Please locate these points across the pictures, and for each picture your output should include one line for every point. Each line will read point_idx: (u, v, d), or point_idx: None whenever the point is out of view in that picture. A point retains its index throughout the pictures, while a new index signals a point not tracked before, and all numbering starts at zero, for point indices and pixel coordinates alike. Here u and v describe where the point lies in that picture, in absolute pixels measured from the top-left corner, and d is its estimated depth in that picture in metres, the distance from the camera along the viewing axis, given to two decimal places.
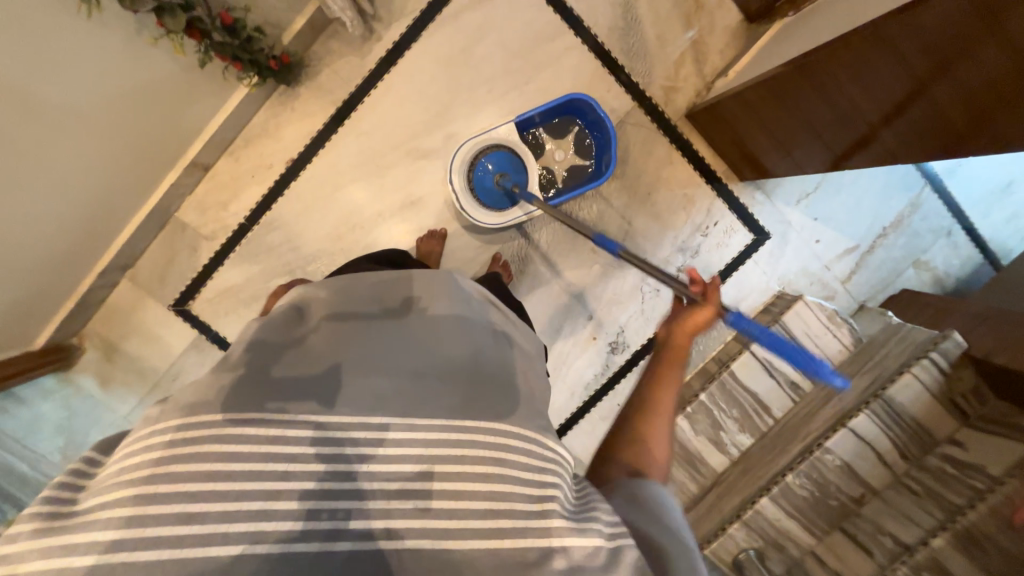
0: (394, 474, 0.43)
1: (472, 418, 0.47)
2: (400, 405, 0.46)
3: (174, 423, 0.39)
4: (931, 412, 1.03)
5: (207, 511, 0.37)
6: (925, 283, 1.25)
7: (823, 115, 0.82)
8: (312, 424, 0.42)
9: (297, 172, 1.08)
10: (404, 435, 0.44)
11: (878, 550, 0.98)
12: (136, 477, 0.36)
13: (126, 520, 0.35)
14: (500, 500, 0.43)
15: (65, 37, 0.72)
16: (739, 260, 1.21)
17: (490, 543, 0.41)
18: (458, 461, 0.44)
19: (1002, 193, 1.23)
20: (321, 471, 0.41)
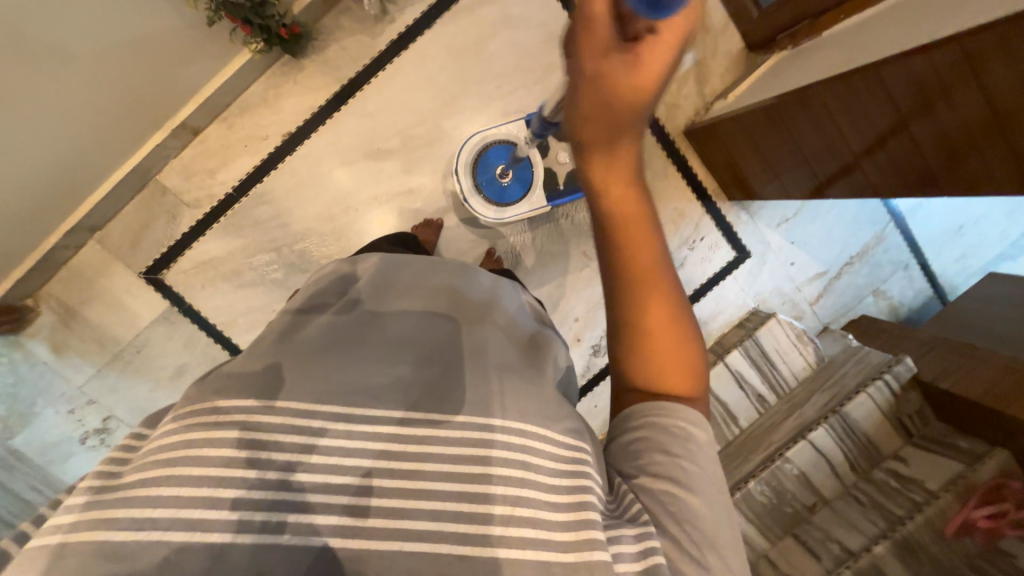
0: (344, 486, 0.37)
1: (463, 415, 0.41)
2: (365, 390, 0.41)
3: (209, 402, 0.38)
4: (881, 430, 1.12)
5: (241, 495, 0.35)
6: (882, 311, 1.35)
7: (814, 143, 0.87)
8: (240, 423, 0.37)
9: (293, 147, 1.04)
10: (339, 442, 0.38)
11: (825, 555, 1.04)
12: (169, 455, 0.35)
13: (160, 499, 0.34)
14: (492, 502, 0.38)
15: None
16: (721, 275, 1.27)
17: (506, 552, 0.37)
18: (433, 455, 0.39)
19: (955, 235, 1.35)
20: (274, 471, 0.36)
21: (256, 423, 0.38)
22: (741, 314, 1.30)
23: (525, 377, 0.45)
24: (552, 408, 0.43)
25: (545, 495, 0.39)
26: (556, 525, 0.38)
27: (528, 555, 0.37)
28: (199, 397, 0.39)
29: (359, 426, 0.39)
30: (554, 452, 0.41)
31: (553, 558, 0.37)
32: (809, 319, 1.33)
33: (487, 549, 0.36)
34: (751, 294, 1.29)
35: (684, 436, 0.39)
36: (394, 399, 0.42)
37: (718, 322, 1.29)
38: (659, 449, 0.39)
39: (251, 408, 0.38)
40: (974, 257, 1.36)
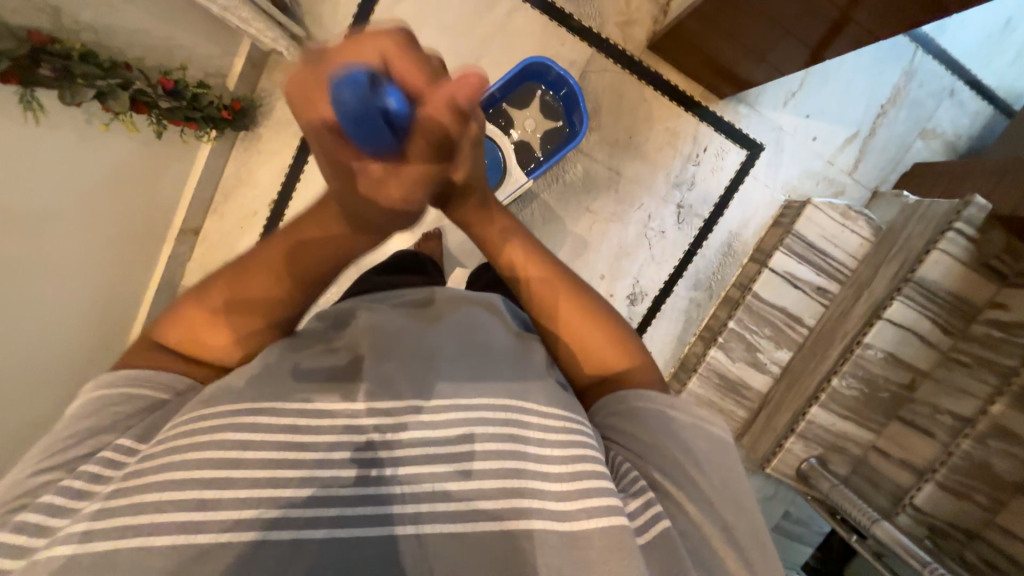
0: (369, 484, 0.40)
1: (482, 396, 0.46)
2: (399, 377, 0.46)
3: (227, 409, 0.40)
4: (966, 281, 1.00)
5: (227, 497, 0.37)
6: (936, 151, 1.18)
7: (791, 9, 0.77)
8: (339, 429, 0.42)
9: (281, 212, 1.07)
10: (427, 434, 0.43)
11: (938, 429, 0.99)
12: (193, 451, 0.37)
13: (185, 502, 0.36)
14: (498, 477, 0.42)
15: (41, 151, 0.64)
16: (738, 178, 1.17)
17: (501, 525, 0.40)
18: (448, 442, 0.43)
19: (1003, 33, 1.14)
20: (302, 488, 0.39)
21: (267, 431, 0.40)
22: (774, 211, 1.20)
23: (524, 369, 0.51)
24: (541, 389, 0.49)
25: (546, 466, 0.43)
26: (552, 495, 0.42)
27: (527, 525, 0.40)
28: (229, 403, 0.41)
29: (414, 425, 0.43)
30: (549, 430, 0.45)
31: (550, 527, 0.41)
32: (853, 190, 1.20)
33: (478, 524, 0.40)
34: (778, 186, 1.19)
35: (657, 410, 0.49)
36: (414, 385, 0.45)
37: (751, 229, 1.20)
38: (638, 424, 0.48)
39: (279, 428, 0.40)
40: None
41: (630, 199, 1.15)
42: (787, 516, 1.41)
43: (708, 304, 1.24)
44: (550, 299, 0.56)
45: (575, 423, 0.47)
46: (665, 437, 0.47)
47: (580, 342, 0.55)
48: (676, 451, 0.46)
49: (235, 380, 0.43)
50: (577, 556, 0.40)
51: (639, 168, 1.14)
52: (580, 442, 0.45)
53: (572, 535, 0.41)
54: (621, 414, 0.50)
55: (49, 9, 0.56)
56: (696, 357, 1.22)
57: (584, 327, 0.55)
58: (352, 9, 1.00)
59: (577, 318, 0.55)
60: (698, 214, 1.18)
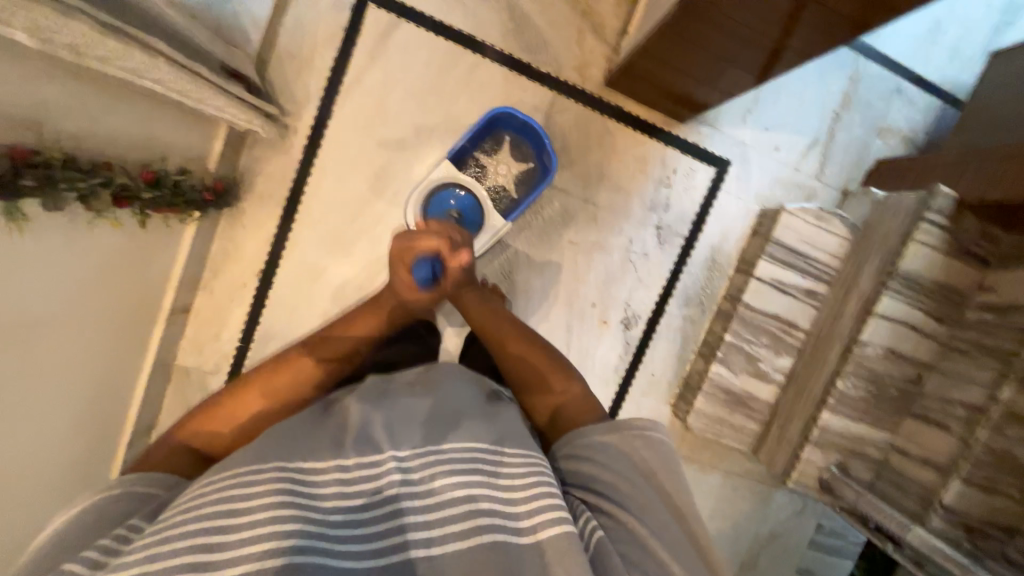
0: (359, 519, 0.48)
1: (451, 441, 0.55)
2: (376, 429, 0.54)
3: (234, 471, 0.47)
4: (950, 269, 1.01)
5: (218, 557, 0.41)
6: (896, 148, 1.23)
7: (731, 43, 0.82)
8: (331, 481, 0.49)
9: (270, 281, 1.09)
10: (403, 475, 0.51)
11: (952, 421, 0.98)
12: (208, 504, 0.44)
13: (195, 546, 0.41)
14: (464, 506, 0.50)
15: (31, 259, 0.65)
16: (711, 194, 1.20)
17: (468, 543, 0.47)
18: (422, 479, 0.51)
19: (936, 34, 1.21)
20: (292, 534, 0.43)
21: (275, 481, 0.46)
22: (751, 221, 1.23)
23: (486, 414, 0.60)
24: (504, 433, 0.58)
25: (503, 494, 0.52)
26: (509, 514, 0.50)
27: (495, 543, 0.48)
28: (235, 468, 0.48)
29: (394, 468, 0.51)
30: (508, 464, 0.54)
31: (505, 539, 0.48)
32: (823, 192, 1.23)
33: (444, 544, 0.47)
34: (751, 197, 1.22)
35: (595, 442, 0.61)
36: (391, 433, 0.54)
37: (732, 241, 1.23)
38: (581, 460, 0.61)
39: (284, 479, 0.47)
40: (969, 45, 1.22)
41: (610, 227, 1.18)
42: (819, 529, 1.35)
43: (702, 319, 1.24)
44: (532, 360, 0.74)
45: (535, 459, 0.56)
46: (614, 473, 0.59)
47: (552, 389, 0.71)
48: (624, 484, 0.58)
49: (242, 454, 0.49)
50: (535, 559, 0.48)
51: (614, 196, 1.17)
52: (539, 473, 0.54)
53: (531, 547, 0.49)
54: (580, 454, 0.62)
55: (31, 128, 0.59)
56: (698, 374, 1.21)
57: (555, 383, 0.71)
58: (322, 83, 1.06)
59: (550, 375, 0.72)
60: (677, 233, 1.21)
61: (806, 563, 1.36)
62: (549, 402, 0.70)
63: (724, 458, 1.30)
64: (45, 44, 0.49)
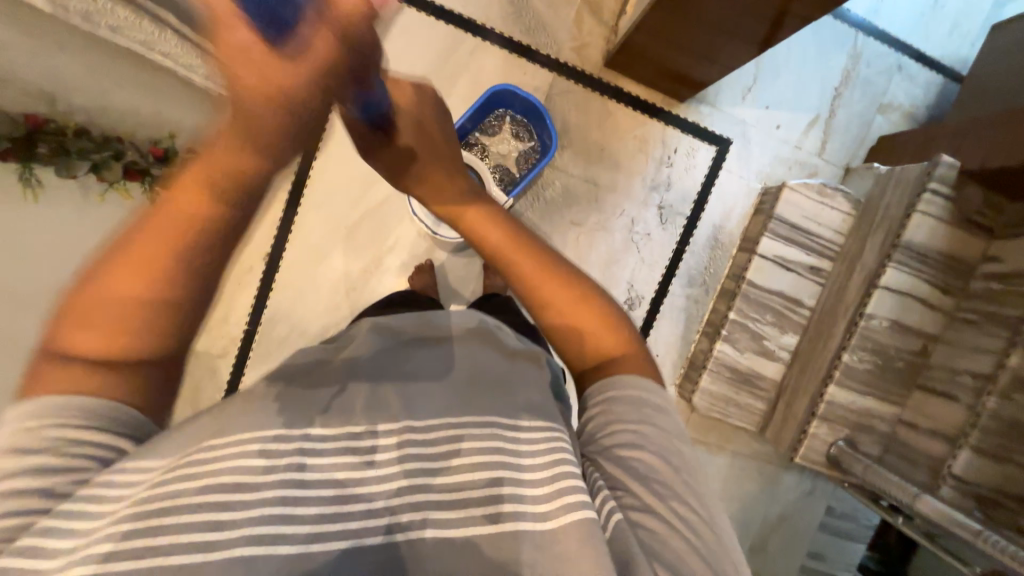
0: (365, 494, 0.43)
1: (475, 413, 0.52)
2: (393, 400, 0.53)
3: (244, 435, 0.42)
4: (955, 240, 1.01)
5: (237, 518, 0.38)
6: (897, 123, 1.23)
7: (729, 12, 0.83)
8: (348, 454, 0.46)
9: (276, 263, 1.10)
10: (423, 449, 0.47)
11: (961, 392, 0.97)
12: (216, 470, 0.39)
13: (206, 509, 0.37)
14: (483, 481, 0.45)
15: None
16: (713, 173, 1.21)
17: (493, 527, 0.43)
18: (447, 453, 0.47)
19: (935, 9, 1.21)
20: (314, 507, 0.41)
21: (279, 453, 0.42)
22: (753, 200, 1.23)
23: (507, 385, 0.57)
24: (529, 406, 0.54)
25: (526, 471, 0.46)
26: (531, 495, 0.45)
27: (516, 526, 0.43)
28: (245, 429, 0.43)
29: (417, 439, 0.48)
30: (536, 437, 0.50)
31: (537, 524, 0.43)
32: (825, 169, 1.23)
33: (465, 527, 0.43)
34: (752, 176, 1.22)
35: (637, 401, 0.52)
36: (407, 405, 0.52)
37: (734, 220, 1.23)
38: (622, 415, 0.52)
39: (289, 450, 0.43)
40: (969, 20, 1.22)
41: (611, 207, 1.19)
42: (830, 511, 1.34)
43: (705, 298, 1.24)
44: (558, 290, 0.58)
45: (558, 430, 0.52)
46: (658, 444, 0.50)
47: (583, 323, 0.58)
48: (666, 461, 0.49)
49: (246, 416, 0.44)
50: (558, 551, 0.41)
51: (615, 176, 1.18)
52: (561, 446, 0.49)
53: (551, 534, 0.42)
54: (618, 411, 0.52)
55: None
56: (703, 353, 1.21)
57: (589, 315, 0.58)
58: None
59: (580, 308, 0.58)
60: (679, 212, 1.21)
61: (818, 546, 1.35)
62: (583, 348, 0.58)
63: (731, 438, 1.29)
64: None
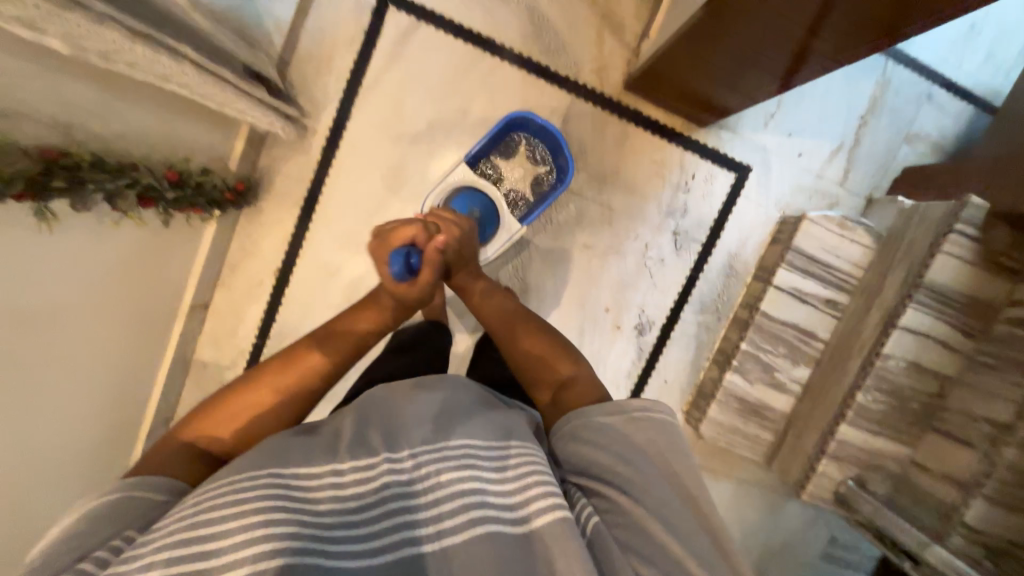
0: (346, 512, 0.46)
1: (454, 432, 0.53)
2: (371, 429, 0.53)
3: (239, 467, 0.47)
4: (977, 281, 0.98)
5: (221, 546, 0.40)
6: (924, 154, 1.19)
7: (755, 44, 0.80)
8: (330, 478, 0.47)
9: (287, 279, 1.10)
10: (401, 469, 0.49)
11: (977, 438, 0.95)
12: (206, 506, 0.43)
13: (195, 541, 0.40)
14: (458, 504, 0.47)
15: (52, 253, 0.66)
16: (731, 200, 1.18)
17: (476, 541, 0.45)
18: (425, 473, 0.49)
19: (969, 36, 1.17)
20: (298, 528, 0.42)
21: (260, 480, 0.45)
22: (771, 228, 1.20)
23: (493, 409, 0.58)
24: (509, 429, 0.56)
25: (503, 491, 0.49)
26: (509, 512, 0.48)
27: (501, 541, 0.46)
28: (242, 460, 0.47)
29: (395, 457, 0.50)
30: (511, 458, 0.52)
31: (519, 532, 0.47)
32: (847, 199, 1.20)
33: (443, 540, 0.45)
34: (771, 204, 1.19)
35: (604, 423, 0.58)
36: (385, 429, 0.53)
37: (750, 248, 1.20)
38: (591, 438, 0.58)
39: (273, 482, 0.45)
40: (1004, 48, 1.17)
41: (625, 231, 1.17)
42: (833, 541, 1.33)
43: (717, 326, 1.23)
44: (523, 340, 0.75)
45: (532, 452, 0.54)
46: (615, 450, 0.56)
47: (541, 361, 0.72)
48: (620, 462, 0.55)
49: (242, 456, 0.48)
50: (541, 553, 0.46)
51: (630, 200, 1.16)
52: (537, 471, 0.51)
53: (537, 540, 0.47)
54: (575, 430, 0.60)
55: (60, 127, 0.61)
56: (712, 382, 1.19)
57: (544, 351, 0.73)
58: (341, 83, 1.06)
59: (539, 347, 0.73)
60: (694, 239, 1.19)
61: None
62: (550, 388, 0.69)
63: (736, 466, 1.28)
64: (74, 48, 0.50)
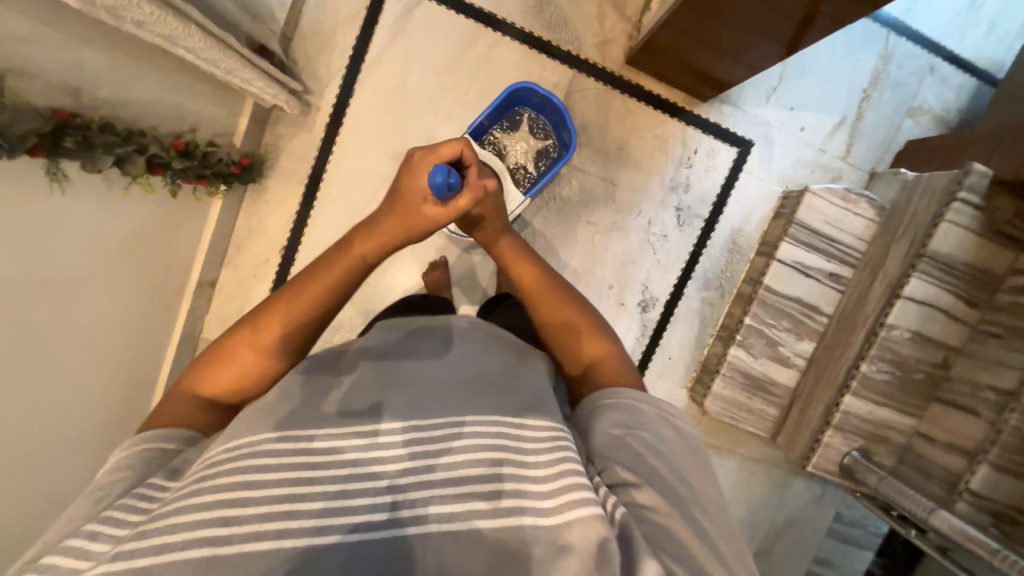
0: (368, 485, 0.43)
1: (488, 407, 0.50)
2: (402, 385, 0.52)
3: (260, 436, 0.44)
4: (982, 250, 0.98)
5: (241, 516, 0.38)
6: (927, 128, 1.19)
7: (759, 10, 0.80)
8: (355, 448, 0.45)
9: (292, 257, 1.11)
10: (430, 443, 0.46)
11: (982, 406, 0.95)
12: (223, 475, 0.41)
13: (215, 508, 0.39)
14: (487, 482, 0.44)
15: (63, 218, 0.67)
16: (733, 175, 1.19)
17: (503, 524, 0.42)
18: (456, 448, 0.46)
19: (971, 9, 1.16)
20: (319, 500, 0.40)
21: (281, 449, 0.43)
22: (774, 203, 1.20)
23: (529, 385, 0.56)
24: (542, 403, 0.53)
25: (533, 470, 0.46)
26: (541, 491, 0.44)
27: (513, 524, 0.42)
28: (264, 429, 0.45)
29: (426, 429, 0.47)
30: (547, 433, 0.49)
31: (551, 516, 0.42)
32: (850, 173, 1.20)
33: (467, 522, 0.42)
34: (774, 179, 1.20)
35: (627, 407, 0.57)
36: (414, 397, 0.50)
37: (753, 223, 1.21)
38: (615, 419, 0.55)
39: (294, 453, 0.43)
40: (1006, 20, 1.17)
41: (628, 207, 1.17)
42: (839, 518, 1.33)
43: (721, 303, 1.23)
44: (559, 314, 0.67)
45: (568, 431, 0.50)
46: (647, 440, 0.53)
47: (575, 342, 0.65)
48: (644, 448, 0.52)
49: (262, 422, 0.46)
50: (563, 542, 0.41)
51: (633, 176, 1.16)
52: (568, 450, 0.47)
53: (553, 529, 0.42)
54: (609, 406, 0.57)
55: (70, 90, 0.61)
56: (717, 358, 1.20)
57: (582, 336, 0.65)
58: (344, 61, 1.07)
59: (575, 329, 0.66)
60: (697, 215, 1.19)
61: (825, 553, 1.34)
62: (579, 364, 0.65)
63: (741, 443, 1.28)
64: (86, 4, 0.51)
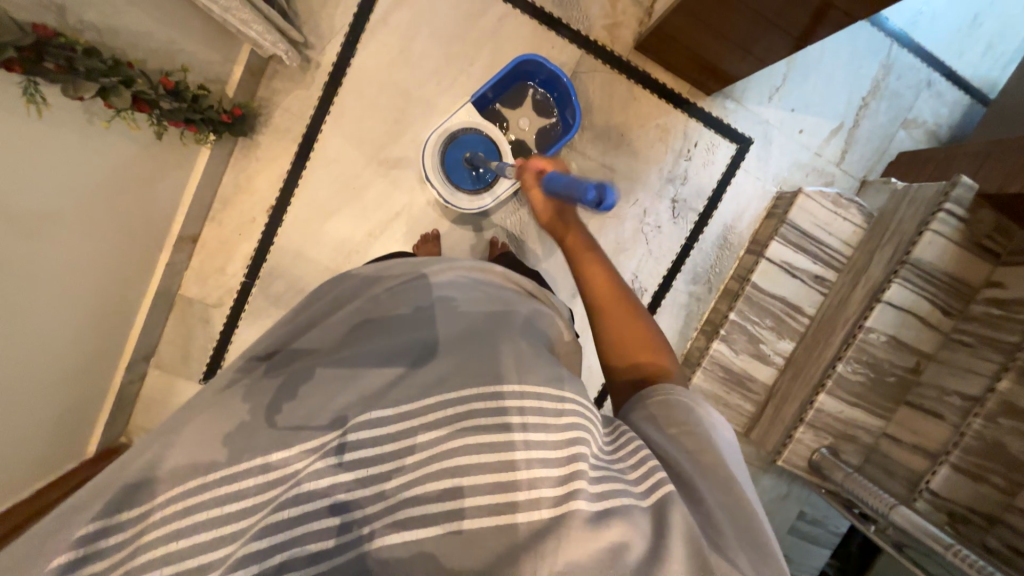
0: (338, 498, 0.44)
1: (473, 385, 0.47)
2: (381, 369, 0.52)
3: (218, 474, 0.44)
4: (962, 262, 1.01)
5: (219, 556, 0.42)
6: (919, 140, 1.22)
7: (771, 1, 0.80)
8: (322, 471, 0.44)
9: (280, 217, 1.08)
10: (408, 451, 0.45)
11: (947, 410, 0.98)
12: (193, 517, 0.43)
13: (194, 550, 0.42)
14: (474, 478, 0.42)
15: (42, 145, 0.64)
16: (730, 171, 1.20)
17: (500, 519, 0.41)
18: (436, 446, 0.44)
19: (973, 26, 1.19)
20: (289, 532, 0.42)
21: (241, 479, 0.44)
22: (767, 204, 1.22)
23: (526, 348, 0.52)
24: (537, 367, 0.49)
25: (530, 455, 0.43)
26: (548, 481, 0.42)
27: (514, 519, 0.41)
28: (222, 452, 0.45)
29: (389, 441, 0.46)
30: (542, 405, 0.45)
31: (557, 505, 0.41)
32: (842, 180, 1.23)
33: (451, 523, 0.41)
34: (769, 179, 1.21)
35: (668, 398, 0.51)
36: (374, 399, 0.48)
37: (746, 221, 1.22)
38: (652, 410, 0.51)
39: (257, 485, 0.44)
40: (1004, 41, 1.20)
41: (625, 195, 1.17)
42: (802, 515, 1.37)
43: (708, 297, 1.24)
44: (617, 312, 0.63)
45: (569, 400, 0.47)
46: (690, 432, 0.48)
47: (628, 340, 0.61)
48: (685, 441, 0.47)
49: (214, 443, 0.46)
50: (565, 534, 0.39)
51: (632, 164, 1.16)
52: (573, 424, 0.45)
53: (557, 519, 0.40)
54: (645, 412, 0.51)
55: (53, 7, 0.58)
56: (699, 351, 1.22)
57: (638, 335, 0.61)
58: (349, 19, 1.04)
59: (631, 327, 0.62)
60: (692, 208, 1.20)
61: (786, 549, 1.38)
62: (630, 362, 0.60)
63: None
64: None
